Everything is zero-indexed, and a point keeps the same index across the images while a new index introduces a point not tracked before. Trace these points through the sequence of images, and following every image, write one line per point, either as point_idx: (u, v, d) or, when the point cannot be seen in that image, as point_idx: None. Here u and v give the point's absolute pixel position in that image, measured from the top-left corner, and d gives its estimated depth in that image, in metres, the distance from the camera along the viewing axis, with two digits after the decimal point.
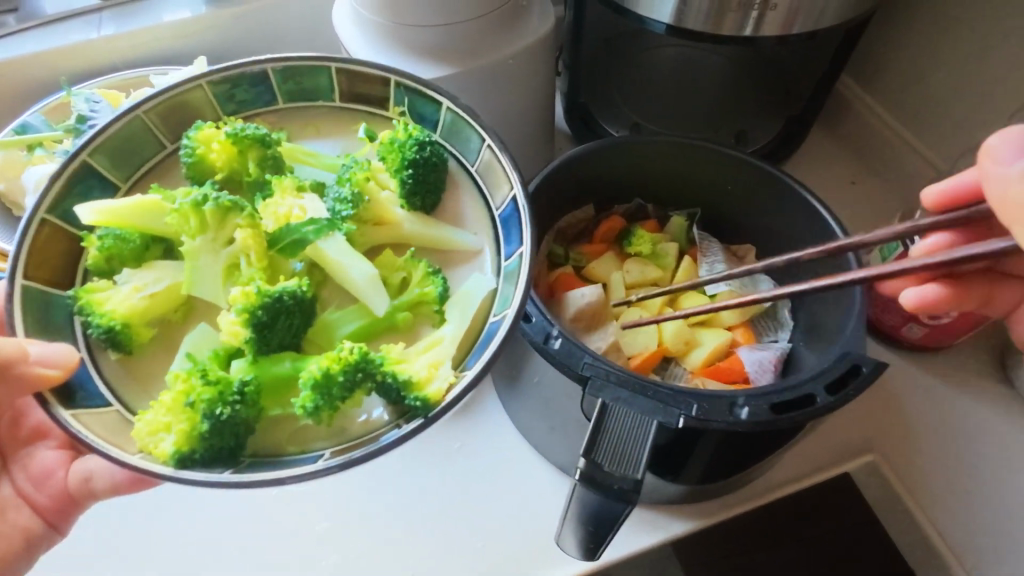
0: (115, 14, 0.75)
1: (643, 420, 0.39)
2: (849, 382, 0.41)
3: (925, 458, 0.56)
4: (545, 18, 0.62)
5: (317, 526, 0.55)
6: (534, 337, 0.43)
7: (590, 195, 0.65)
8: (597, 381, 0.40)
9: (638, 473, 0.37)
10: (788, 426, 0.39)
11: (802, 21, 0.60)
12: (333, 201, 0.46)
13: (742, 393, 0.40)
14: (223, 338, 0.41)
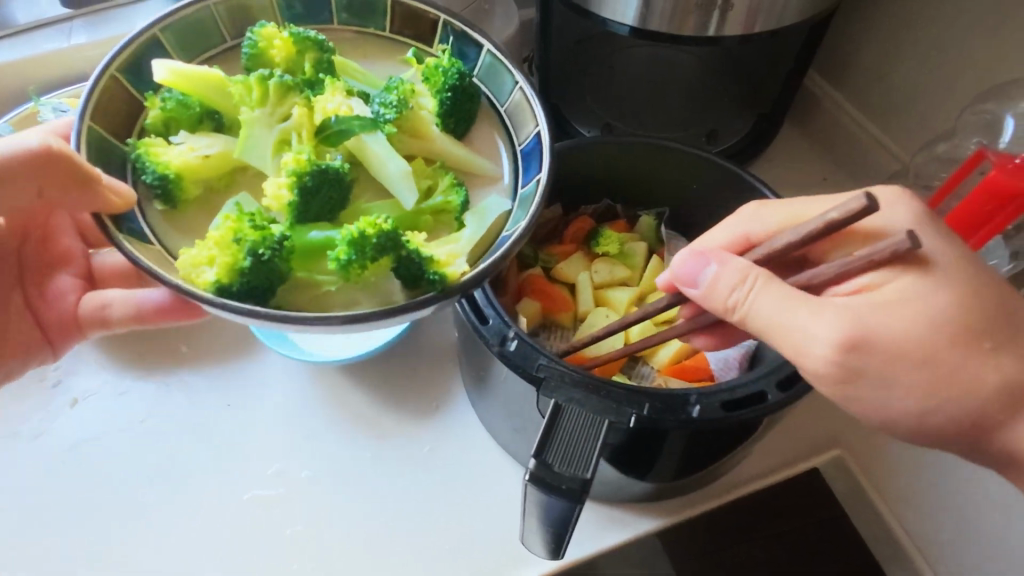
0: (87, 22, 0.75)
1: (595, 420, 0.39)
2: (799, 379, 0.42)
3: (889, 451, 0.57)
4: (508, 21, 0.62)
5: (288, 530, 0.56)
6: (489, 339, 0.43)
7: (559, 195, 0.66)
8: (551, 381, 0.41)
9: (589, 471, 0.37)
10: (737, 424, 0.40)
11: (763, 20, 0.60)
12: (378, 106, 0.48)
13: (695, 391, 0.41)
14: (266, 201, 0.43)
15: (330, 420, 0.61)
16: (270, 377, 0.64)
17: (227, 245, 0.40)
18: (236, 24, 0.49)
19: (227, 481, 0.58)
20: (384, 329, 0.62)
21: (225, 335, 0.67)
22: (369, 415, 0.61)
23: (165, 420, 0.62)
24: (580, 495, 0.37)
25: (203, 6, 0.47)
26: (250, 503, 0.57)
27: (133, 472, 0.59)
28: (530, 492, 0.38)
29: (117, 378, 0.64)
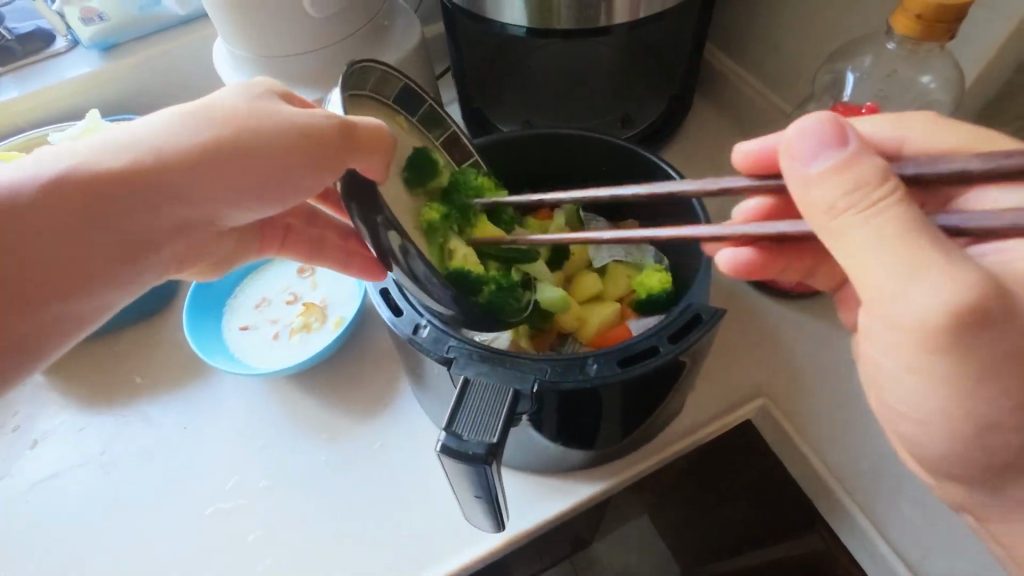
0: (16, 78, 0.77)
1: (502, 389, 0.42)
2: (690, 331, 0.45)
3: (812, 396, 0.60)
4: (409, 32, 0.66)
5: (248, 538, 0.58)
6: (404, 329, 0.47)
7: None
8: (461, 360, 0.44)
9: (494, 435, 0.40)
10: (633, 377, 0.43)
11: (646, 6, 0.64)
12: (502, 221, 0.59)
13: (592, 352, 0.45)
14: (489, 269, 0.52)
15: (283, 429, 0.64)
16: (223, 396, 0.67)
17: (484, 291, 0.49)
18: (377, 88, 0.49)
19: (187, 499, 0.61)
20: (327, 334, 0.65)
21: (179, 362, 0.70)
22: (320, 420, 0.64)
23: (125, 450, 0.64)
24: (487, 458, 0.40)
25: (370, 63, 0.46)
26: (211, 516, 0.59)
27: (97, 502, 0.61)
28: (444, 462, 0.40)
29: (78, 414, 0.67)
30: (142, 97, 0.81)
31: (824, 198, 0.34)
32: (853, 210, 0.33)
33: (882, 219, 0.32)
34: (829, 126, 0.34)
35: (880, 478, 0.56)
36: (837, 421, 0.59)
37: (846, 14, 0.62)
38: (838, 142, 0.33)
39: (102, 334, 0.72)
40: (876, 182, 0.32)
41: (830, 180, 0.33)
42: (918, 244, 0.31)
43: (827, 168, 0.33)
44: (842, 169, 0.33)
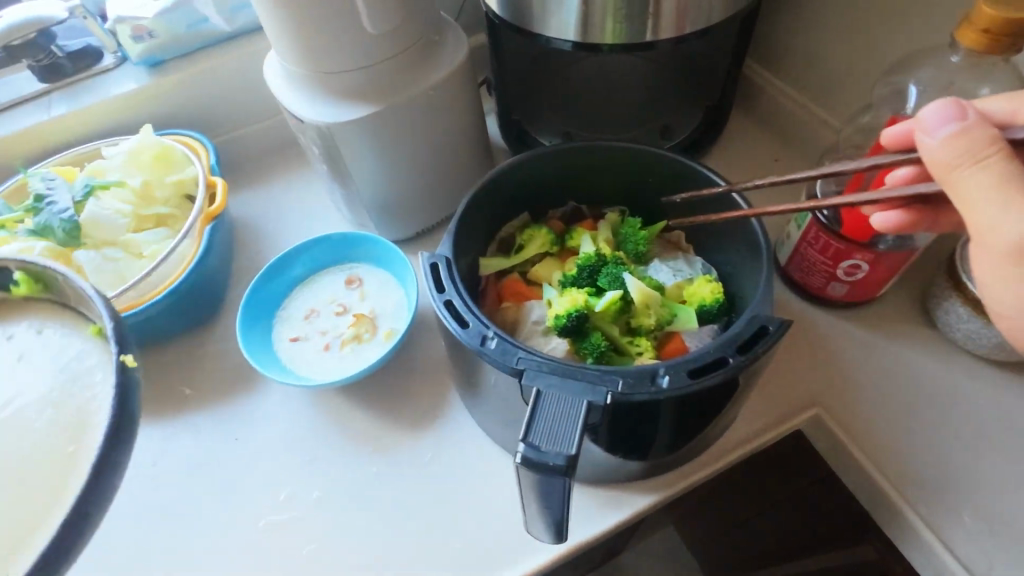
0: (64, 94, 0.80)
1: (576, 401, 0.43)
2: (758, 343, 0.46)
3: (865, 404, 0.60)
4: (457, 48, 0.67)
5: (304, 550, 0.58)
6: (471, 341, 0.47)
7: (525, 204, 0.70)
8: (530, 371, 0.45)
9: (569, 446, 0.40)
10: (704, 388, 0.44)
11: (692, 21, 0.64)
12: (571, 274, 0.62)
13: (662, 364, 0.45)
14: (563, 305, 0.57)
15: (335, 442, 0.64)
16: (271, 407, 0.67)
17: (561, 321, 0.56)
18: None
19: (240, 510, 0.61)
20: (378, 344, 0.65)
21: (226, 374, 0.70)
22: (370, 432, 0.64)
23: (176, 460, 0.65)
24: (564, 471, 0.40)
25: None
26: (264, 529, 0.60)
27: (146, 513, 0.62)
28: (520, 474, 0.41)
29: None
30: (187, 113, 0.82)
31: (940, 159, 0.39)
32: (968, 163, 0.38)
33: (994, 167, 0.37)
34: (950, 106, 0.40)
35: (942, 490, 0.55)
36: (892, 432, 0.59)
37: (896, 27, 0.62)
38: (956, 115, 0.39)
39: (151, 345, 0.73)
40: (985, 144, 0.38)
41: (947, 145, 0.39)
42: (1012, 190, 0.36)
43: (950, 134, 0.39)
44: (958, 135, 0.38)
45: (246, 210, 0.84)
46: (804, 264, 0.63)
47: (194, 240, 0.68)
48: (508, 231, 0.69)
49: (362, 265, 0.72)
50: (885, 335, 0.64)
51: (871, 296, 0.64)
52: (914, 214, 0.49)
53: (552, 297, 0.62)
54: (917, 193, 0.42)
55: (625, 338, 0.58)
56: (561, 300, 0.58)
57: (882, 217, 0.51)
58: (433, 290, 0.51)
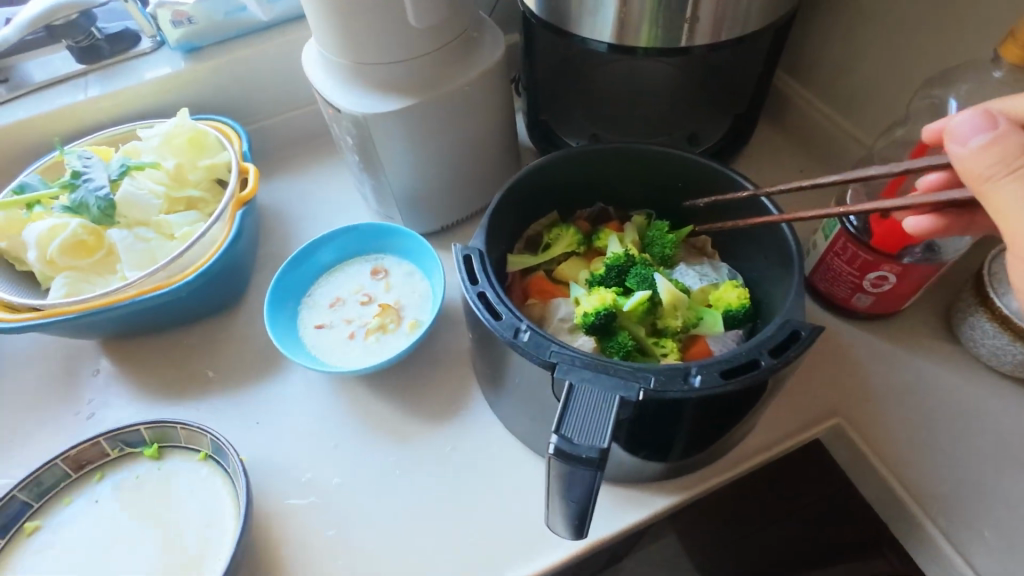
0: (101, 76, 0.81)
1: (609, 395, 0.43)
2: (790, 347, 0.46)
3: (886, 416, 0.60)
4: (495, 46, 0.67)
5: (322, 535, 0.58)
6: (504, 333, 0.48)
7: (553, 203, 0.70)
8: (564, 365, 0.45)
9: (603, 439, 0.41)
10: (736, 389, 0.44)
11: (729, 29, 0.65)
12: (599, 274, 0.62)
13: (695, 363, 0.45)
14: (592, 303, 0.57)
15: (355, 430, 0.65)
16: (293, 393, 0.68)
17: (589, 320, 0.57)
18: None
19: (259, 494, 0.61)
20: (402, 336, 0.65)
21: (249, 358, 0.71)
22: (391, 422, 0.65)
23: None
24: (598, 463, 0.40)
25: None
26: (282, 513, 0.60)
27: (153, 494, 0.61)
28: (553, 465, 0.41)
29: (150, 405, 0.69)
30: (219, 99, 0.84)
31: (973, 169, 0.39)
32: (997, 174, 0.38)
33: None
34: (981, 116, 0.40)
35: (963, 504, 0.55)
36: (913, 443, 0.59)
37: (931, 42, 0.63)
38: (986, 125, 0.39)
39: (176, 327, 0.74)
40: (1016, 154, 0.38)
41: (978, 155, 0.39)
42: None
43: (982, 144, 0.39)
44: (989, 145, 0.38)
45: (273, 198, 0.85)
46: (829, 274, 0.64)
47: (225, 224, 0.69)
48: (535, 229, 0.70)
49: (388, 256, 0.72)
50: (908, 348, 0.64)
51: (895, 308, 0.64)
52: (948, 215, 0.48)
53: (579, 295, 0.62)
54: (948, 199, 0.43)
55: (652, 340, 0.58)
56: (588, 298, 0.59)
57: (915, 220, 0.50)
58: (466, 282, 0.52)
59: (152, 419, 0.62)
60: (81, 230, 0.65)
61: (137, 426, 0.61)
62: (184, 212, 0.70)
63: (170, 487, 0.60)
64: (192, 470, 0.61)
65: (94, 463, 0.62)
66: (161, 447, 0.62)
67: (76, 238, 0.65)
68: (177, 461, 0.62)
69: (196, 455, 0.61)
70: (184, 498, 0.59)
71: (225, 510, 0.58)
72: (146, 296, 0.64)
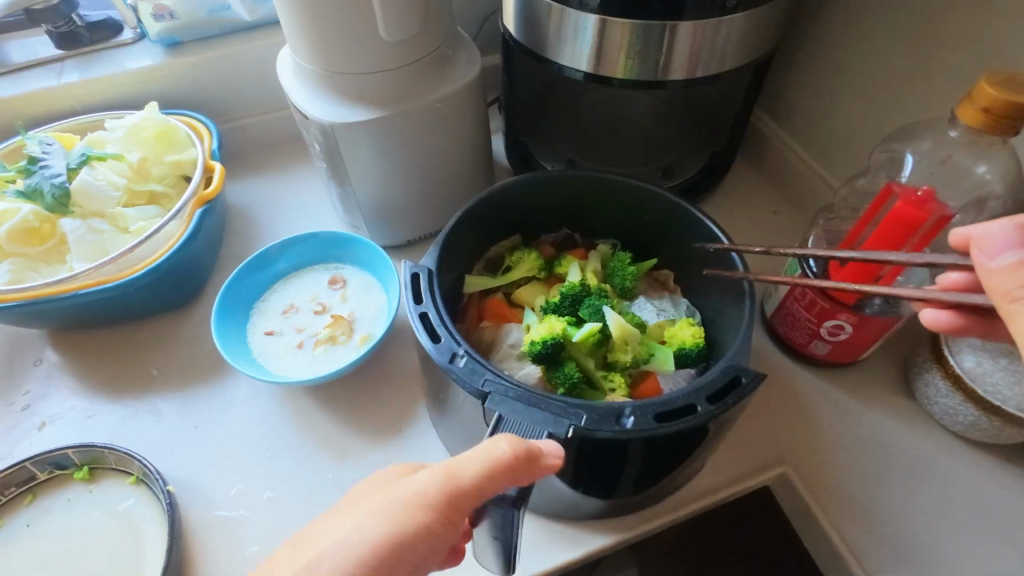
0: (78, 62, 0.80)
1: (535, 431, 0.42)
2: (729, 393, 0.45)
3: (834, 468, 0.59)
4: (470, 64, 0.67)
5: (244, 552, 0.56)
6: (440, 357, 0.47)
7: (518, 227, 0.70)
8: (496, 396, 0.44)
9: (524, 443, 0.39)
10: (669, 433, 0.43)
11: (704, 65, 0.65)
12: (553, 302, 0.61)
13: (629, 403, 0.44)
14: (541, 330, 0.57)
15: (295, 442, 0.63)
16: (237, 398, 0.66)
17: (536, 348, 0.56)
18: None
19: (184, 504, 0.59)
20: (348, 351, 0.64)
21: (196, 360, 0.69)
22: (332, 437, 0.63)
23: (130, 443, 0.63)
24: (525, 465, 0.38)
25: None
26: (206, 522, 0.58)
27: (77, 504, 0.58)
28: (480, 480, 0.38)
29: (88, 401, 0.67)
30: (197, 94, 0.83)
31: (999, 286, 0.34)
32: None
33: None
34: (1017, 232, 0.35)
35: (903, 566, 0.54)
36: (858, 499, 0.57)
37: (902, 97, 0.63)
38: (1020, 242, 0.34)
39: (126, 323, 0.72)
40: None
41: (1004, 273, 0.34)
42: None
43: (1010, 263, 0.34)
44: (1019, 265, 0.33)
45: (242, 198, 0.84)
46: (787, 318, 0.63)
47: (183, 221, 0.68)
48: (496, 250, 0.69)
49: (347, 267, 0.71)
50: (863, 400, 0.63)
51: (854, 358, 0.63)
52: (968, 318, 0.46)
53: (531, 323, 0.61)
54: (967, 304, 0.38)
55: (600, 373, 0.57)
56: (539, 325, 0.58)
57: (933, 313, 0.47)
58: (410, 301, 0.51)
59: (82, 442, 0.59)
60: (32, 217, 0.64)
61: (65, 448, 0.58)
62: (144, 206, 0.69)
63: (100, 511, 0.57)
64: (121, 495, 0.58)
65: (25, 484, 0.58)
66: (92, 469, 0.59)
67: (25, 225, 0.63)
68: (107, 485, 0.59)
69: (126, 479, 0.59)
70: (114, 524, 0.56)
71: (155, 533, 0.56)
72: (90, 289, 0.62)
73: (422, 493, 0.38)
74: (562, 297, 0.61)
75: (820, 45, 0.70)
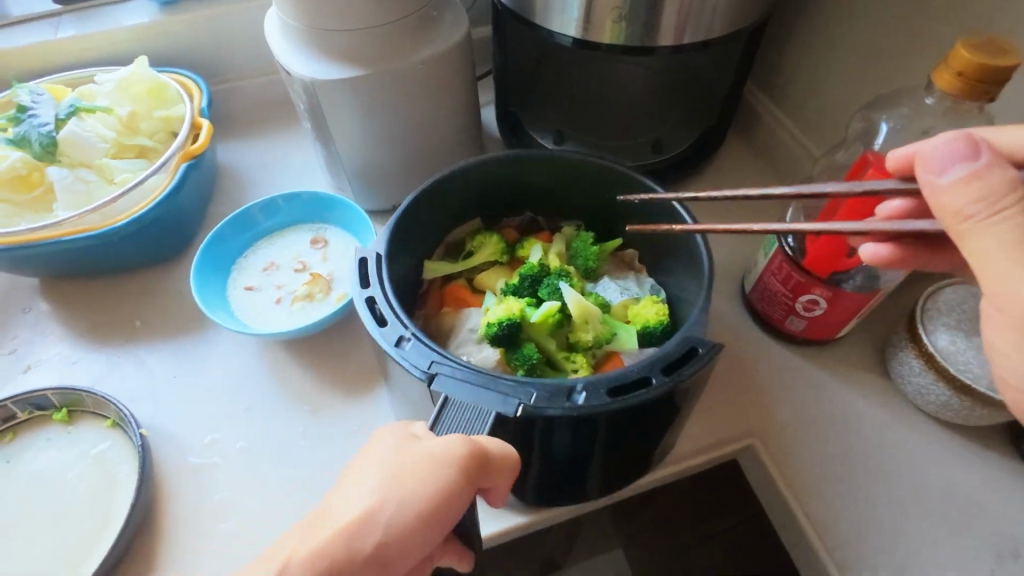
0: (74, 18, 0.81)
1: (482, 408, 0.43)
2: (685, 365, 0.45)
3: (801, 442, 0.59)
4: (456, 27, 0.67)
5: (212, 497, 0.58)
6: (387, 338, 0.48)
7: (484, 208, 0.69)
8: (442, 375, 0.45)
9: (505, 449, 0.42)
10: (622, 406, 0.43)
11: (692, 32, 0.64)
12: (514, 284, 0.62)
13: (580, 379, 0.45)
14: (498, 311, 0.57)
15: (269, 395, 0.64)
16: (216, 352, 0.67)
17: (494, 328, 0.56)
18: None
19: (158, 449, 0.60)
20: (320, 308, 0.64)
21: (179, 313, 0.70)
22: (305, 392, 0.64)
23: (110, 389, 0.65)
24: (506, 464, 0.42)
25: None
26: (179, 467, 0.59)
27: (53, 445, 0.60)
28: (488, 472, 0.41)
29: (73, 349, 0.68)
30: (191, 53, 0.83)
31: (951, 205, 0.34)
32: (980, 213, 0.33)
33: (1012, 222, 0.32)
34: (965, 142, 0.35)
35: (860, 539, 0.54)
36: (823, 473, 0.57)
37: (892, 70, 0.62)
38: (968, 155, 0.34)
39: (113, 275, 0.74)
40: (1002, 192, 0.33)
41: (957, 189, 0.34)
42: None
43: (961, 177, 0.34)
44: (970, 179, 0.33)
45: (233, 159, 0.84)
46: (764, 293, 0.63)
47: (167, 175, 0.69)
48: (457, 235, 0.69)
49: (330, 228, 0.72)
50: (837, 377, 0.63)
51: (830, 335, 0.62)
52: (905, 248, 0.47)
53: (490, 306, 0.62)
54: (911, 229, 0.37)
55: (560, 355, 0.58)
56: (497, 307, 0.59)
57: (873, 247, 0.48)
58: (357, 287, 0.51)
59: (61, 384, 0.60)
60: (20, 164, 0.65)
61: (45, 389, 0.59)
62: (131, 160, 0.70)
63: (77, 451, 0.59)
64: (97, 437, 0.60)
65: (7, 422, 0.60)
66: (71, 412, 0.61)
67: (13, 172, 0.65)
68: (84, 427, 0.60)
69: (102, 422, 0.60)
70: (89, 464, 0.58)
71: (127, 475, 0.57)
72: (73, 237, 0.63)
73: (437, 458, 0.39)
74: (523, 277, 0.62)
75: (814, 17, 0.68)
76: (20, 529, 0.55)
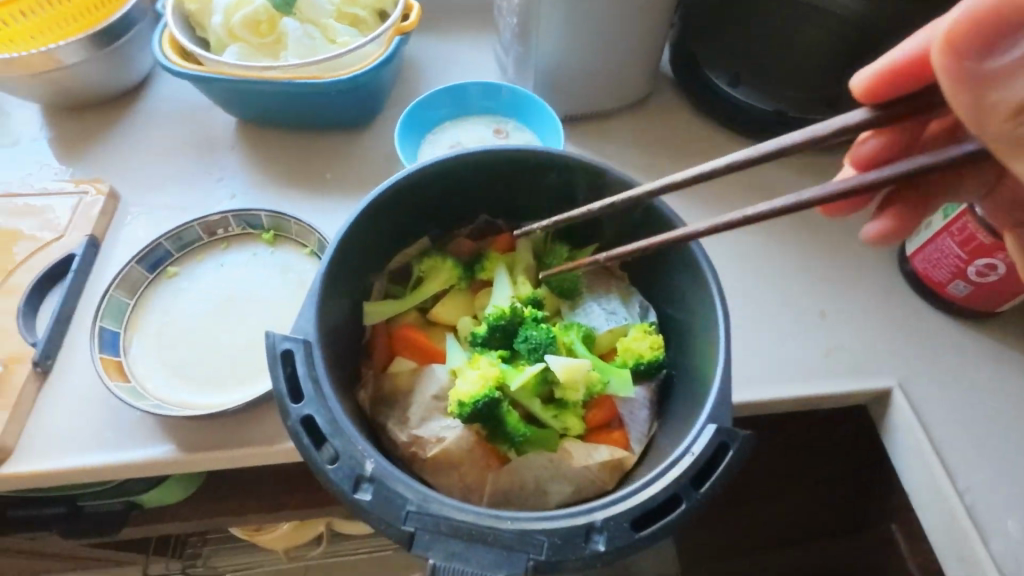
0: None
1: (485, 572, 0.42)
2: (715, 469, 0.45)
3: (942, 401, 0.61)
4: None
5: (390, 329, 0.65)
6: (342, 486, 0.44)
7: (427, 228, 0.67)
8: (425, 537, 0.43)
9: None
10: (648, 539, 0.43)
11: None
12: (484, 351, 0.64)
13: (597, 513, 0.43)
14: (470, 388, 0.58)
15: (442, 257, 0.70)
16: None
17: (468, 405, 0.57)
18: None
19: None
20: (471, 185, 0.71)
21: (363, 175, 0.77)
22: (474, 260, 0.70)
23: None
24: None
25: None
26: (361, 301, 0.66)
27: (259, 260, 0.68)
28: None
29: (270, 188, 0.76)
30: None
31: (984, 111, 0.39)
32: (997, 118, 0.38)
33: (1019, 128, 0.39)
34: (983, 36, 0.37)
35: (988, 496, 0.56)
36: (960, 431, 0.59)
37: None
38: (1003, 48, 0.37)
39: (308, 132, 0.81)
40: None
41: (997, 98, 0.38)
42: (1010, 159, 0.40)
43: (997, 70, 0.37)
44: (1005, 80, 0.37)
45: (419, 49, 0.90)
46: (931, 255, 0.64)
47: (380, 46, 0.74)
48: (400, 261, 0.68)
49: (512, 123, 0.76)
50: (987, 350, 0.64)
51: (991, 307, 0.63)
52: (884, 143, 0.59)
53: (455, 365, 0.64)
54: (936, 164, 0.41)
55: (544, 413, 0.61)
56: (466, 379, 0.59)
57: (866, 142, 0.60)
58: (289, 402, 0.47)
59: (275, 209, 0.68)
60: (262, 11, 0.72)
61: (260, 210, 0.67)
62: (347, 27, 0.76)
63: (279, 269, 0.67)
64: (296, 262, 0.67)
65: (223, 232, 0.68)
66: (275, 236, 0.69)
67: (255, 16, 0.72)
68: (285, 251, 0.68)
69: (302, 250, 0.68)
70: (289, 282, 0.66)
71: None
72: (297, 83, 0.71)
73: None
74: (496, 327, 0.63)
75: None
76: (230, 321, 0.63)
